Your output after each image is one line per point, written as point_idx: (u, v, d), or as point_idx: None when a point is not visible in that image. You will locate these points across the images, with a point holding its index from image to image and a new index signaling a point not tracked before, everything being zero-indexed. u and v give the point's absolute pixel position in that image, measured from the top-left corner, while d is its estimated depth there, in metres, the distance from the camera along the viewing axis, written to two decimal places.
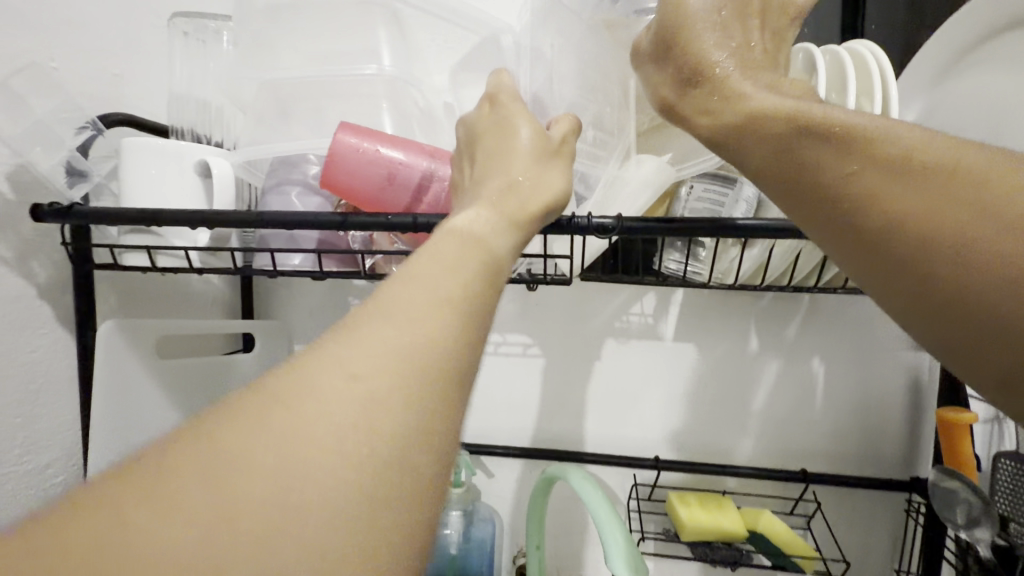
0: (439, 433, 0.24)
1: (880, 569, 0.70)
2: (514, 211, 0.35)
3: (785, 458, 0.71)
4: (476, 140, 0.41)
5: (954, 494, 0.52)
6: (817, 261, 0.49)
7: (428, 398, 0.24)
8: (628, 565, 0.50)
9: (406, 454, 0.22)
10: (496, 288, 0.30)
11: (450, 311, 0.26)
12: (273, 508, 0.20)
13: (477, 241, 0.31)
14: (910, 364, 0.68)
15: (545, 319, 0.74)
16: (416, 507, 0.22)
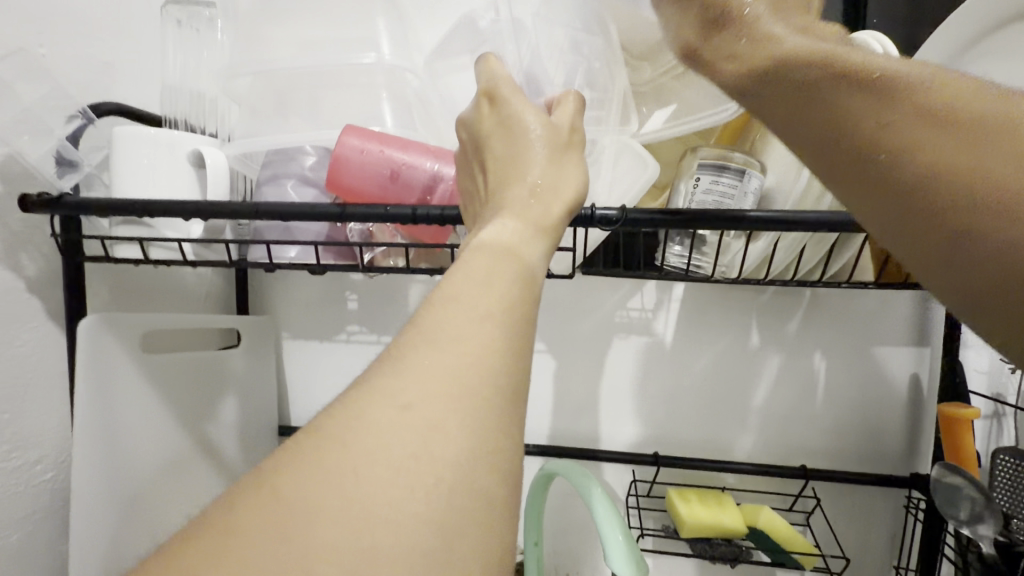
0: (505, 449, 0.25)
1: (880, 565, 0.70)
2: (540, 217, 0.35)
3: (785, 454, 0.71)
4: (482, 132, 0.40)
5: (958, 490, 0.51)
6: (822, 254, 0.48)
7: (483, 420, 0.24)
8: (630, 563, 0.49)
9: (477, 475, 0.23)
10: (534, 297, 0.31)
11: (495, 327, 0.27)
12: (367, 544, 0.21)
13: (508, 250, 0.31)
14: (911, 360, 0.68)
15: (544, 314, 0.73)
16: (495, 522, 0.24)
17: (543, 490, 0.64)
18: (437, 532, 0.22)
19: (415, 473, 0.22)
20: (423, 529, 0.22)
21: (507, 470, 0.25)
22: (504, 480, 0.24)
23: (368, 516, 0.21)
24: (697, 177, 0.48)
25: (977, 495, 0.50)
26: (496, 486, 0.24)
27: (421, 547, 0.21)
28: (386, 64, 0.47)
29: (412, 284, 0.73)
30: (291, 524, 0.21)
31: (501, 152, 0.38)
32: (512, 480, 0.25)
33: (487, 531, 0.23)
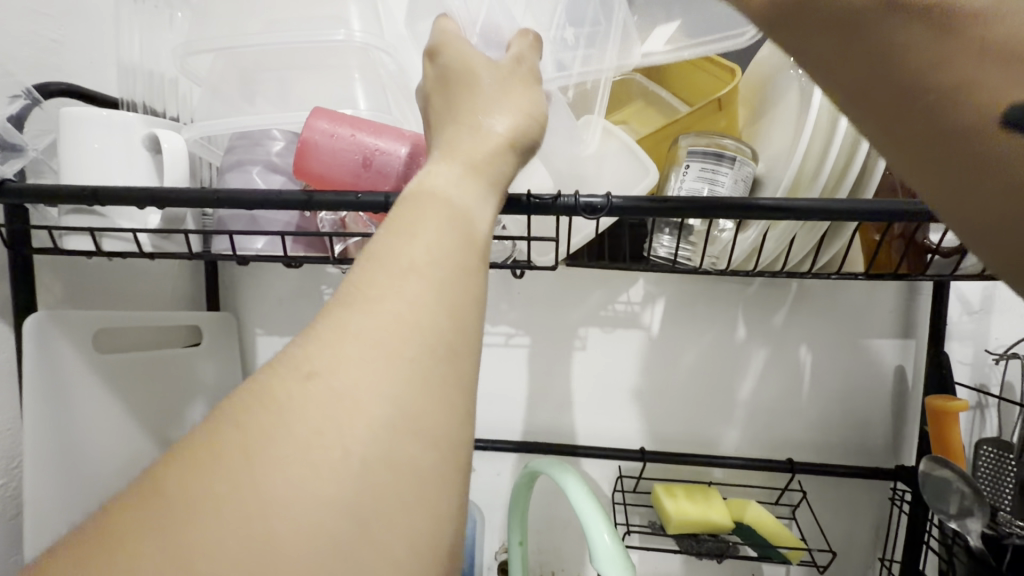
0: (436, 418, 0.22)
1: (864, 558, 0.70)
2: (489, 170, 0.32)
3: (771, 447, 0.70)
4: (436, 89, 0.36)
5: (947, 485, 0.51)
6: (812, 246, 0.47)
7: (404, 382, 0.21)
8: (616, 563, 0.48)
9: (399, 448, 0.21)
10: (479, 250, 0.27)
11: (424, 283, 0.24)
12: (264, 534, 0.18)
13: (444, 199, 0.28)
14: (897, 351, 0.67)
15: (528, 308, 0.71)
16: (429, 500, 0.21)
17: (527, 489, 0.62)
18: (349, 516, 0.19)
19: (322, 448, 0.20)
20: (333, 513, 0.19)
21: (443, 440, 0.22)
22: (438, 454, 0.21)
23: (264, 502, 0.18)
24: (687, 164, 0.46)
25: (965, 487, 0.49)
26: (427, 459, 0.21)
27: (329, 531, 0.19)
28: (357, 42, 0.44)
29: None
30: (178, 519, 0.18)
31: (450, 115, 0.34)
32: (450, 451, 0.22)
33: (416, 510, 0.20)
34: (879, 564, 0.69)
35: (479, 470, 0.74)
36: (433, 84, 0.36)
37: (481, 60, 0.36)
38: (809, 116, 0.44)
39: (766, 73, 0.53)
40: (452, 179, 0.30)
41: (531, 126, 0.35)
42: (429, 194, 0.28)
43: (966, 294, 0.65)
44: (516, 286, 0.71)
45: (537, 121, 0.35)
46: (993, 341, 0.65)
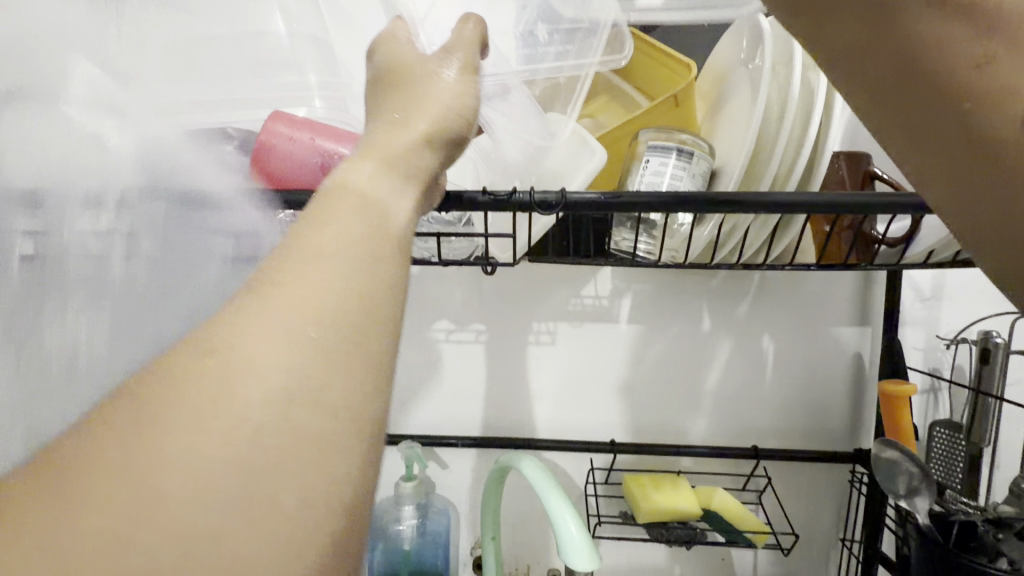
0: (341, 388, 0.22)
1: (827, 539, 0.72)
2: (409, 162, 0.32)
3: (737, 435, 0.72)
4: (381, 85, 0.36)
5: (896, 466, 0.52)
6: (766, 239, 0.48)
7: (307, 355, 0.22)
8: (584, 552, 0.49)
9: (300, 417, 0.20)
10: (396, 233, 0.28)
11: (333, 262, 0.24)
12: (155, 499, 0.18)
13: (364, 188, 0.28)
14: (854, 338, 0.70)
15: (496, 305, 0.72)
16: (335, 465, 0.21)
17: (498, 483, 0.63)
18: (245, 482, 0.19)
19: (217, 418, 0.20)
20: (228, 478, 0.19)
21: (351, 409, 0.22)
22: (343, 423, 0.21)
23: (151, 470, 0.18)
24: (646, 159, 0.47)
25: (913, 467, 0.51)
26: (329, 428, 0.21)
27: (220, 499, 0.19)
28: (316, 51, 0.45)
29: None
30: (67, 492, 0.18)
31: (387, 112, 0.34)
32: (359, 420, 0.22)
33: (318, 476, 0.20)
34: (840, 544, 0.71)
35: (452, 467, 0.74)
36: (382, 80, 0.37)
37: (421, 61, 0.37)
38: (759, 111, 0.45)
39: (722, 69, 0.55)
40: (371, 169, 0.30)
41: (463, 128, 0.36)
42: (345, 184, 0.29)
43: (919, 281, 0.67)
44: (484, 282, 0.72)
45: (468, 120, 0.36)
46: (944, 327, 0.68)
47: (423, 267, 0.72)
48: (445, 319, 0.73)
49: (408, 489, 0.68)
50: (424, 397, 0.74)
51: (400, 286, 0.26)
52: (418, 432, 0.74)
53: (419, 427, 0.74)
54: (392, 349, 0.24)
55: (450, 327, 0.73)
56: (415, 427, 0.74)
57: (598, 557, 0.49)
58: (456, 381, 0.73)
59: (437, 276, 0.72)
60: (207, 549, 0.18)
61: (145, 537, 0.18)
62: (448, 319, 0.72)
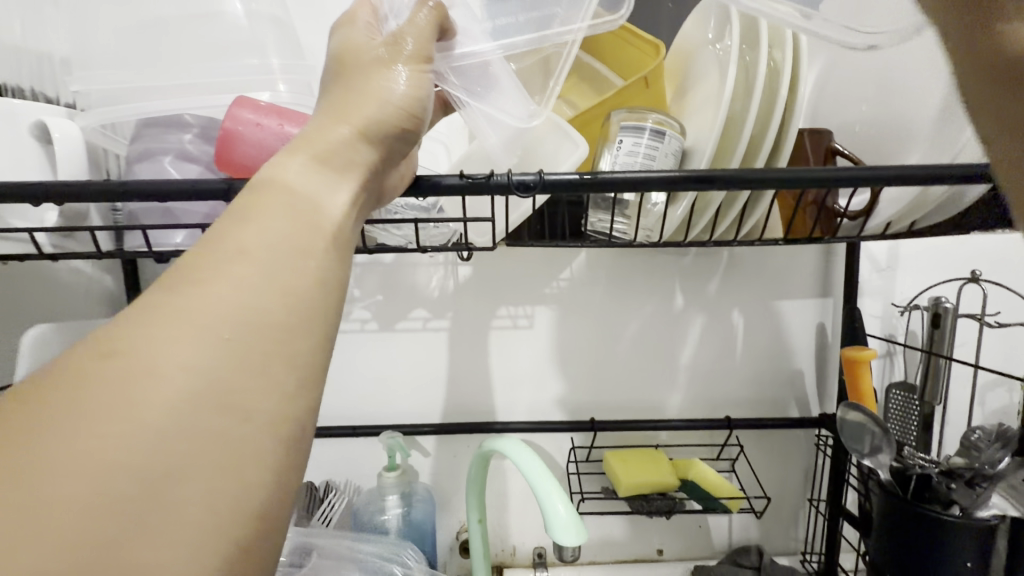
0: (255, 390, 0.23)
1: (796, 499, 0.76)
2: (343, 160, 0.32)
3: (711, 407, 0.75)
4: (336, 76, 0.35)
5: (861, 427, 0.55)
6: (736, 215, 0.49)
7: (220, 357, 0.22)
8: (570, 529, 0.49)
9: (214, 417, 0.21)
10: (326, 237, 0.29)
11: (255, 264, 0.25)
12: (42, 503, 0.18)
13: (289, 191, 0.29)
14: (817, 309, 0.73)
15: (473, 290, 0.72)
16: (250, 465, 0.21)
17: (484, 466, 0.63)
18: (150, 487, 0.19)
19: (119, 416, 0.20)
20: (125, 480, 0.19)
21: (270, 409, 0.23)
22: (256, 426, 0.22)
23: (43, 473, 0.18)
24: (620, 139, 0.47)
25: (876, 427, 0.54)
26: (240, 429, 0.22)
27: (117, 502, 0.18)
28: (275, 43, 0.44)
29: None
30: None
31: (337, 102, 0.33)
32: (276, 420, 0.23)
33: (230, 475, 0.21)
34: (808, 504, 0.75)
35: (434, 454, 0.74)
36: (340, 68, 0.35)
37: (374, 43, 0.35)
38: (726, 90, 0.46)
39: (688, 50, 0.55)
40: (298, 166, 0.30)
41: (408, 122, 0.35)
42: (271, 181, 0.29)
43: (874, 252, 0.71)
44: (461, 268, 0.72)
45: (413, 114, 0.35)
46: (898, 295, 0.72)
47: (398, 255, 0.71)
48: (422, 308, 0.72)
49: (392, 478, 0.69)
50: (404, 386, 0.73)
51: (327, 290, 0.27)
52: (399, 422, 0.74)
53: (400, 416, 0.74)
54: (316, 352, 0.26)
55: (427, 315, 0.72)
56: (396, 416, 0.74)
57: (585, 532, 0.49)
58: (436, 368, 0.73)
59: (413, 264, 0.71)
60: (103, 553, 0.18)
61: (30, 543, 0.17)
62: (426, 307, 0.72)
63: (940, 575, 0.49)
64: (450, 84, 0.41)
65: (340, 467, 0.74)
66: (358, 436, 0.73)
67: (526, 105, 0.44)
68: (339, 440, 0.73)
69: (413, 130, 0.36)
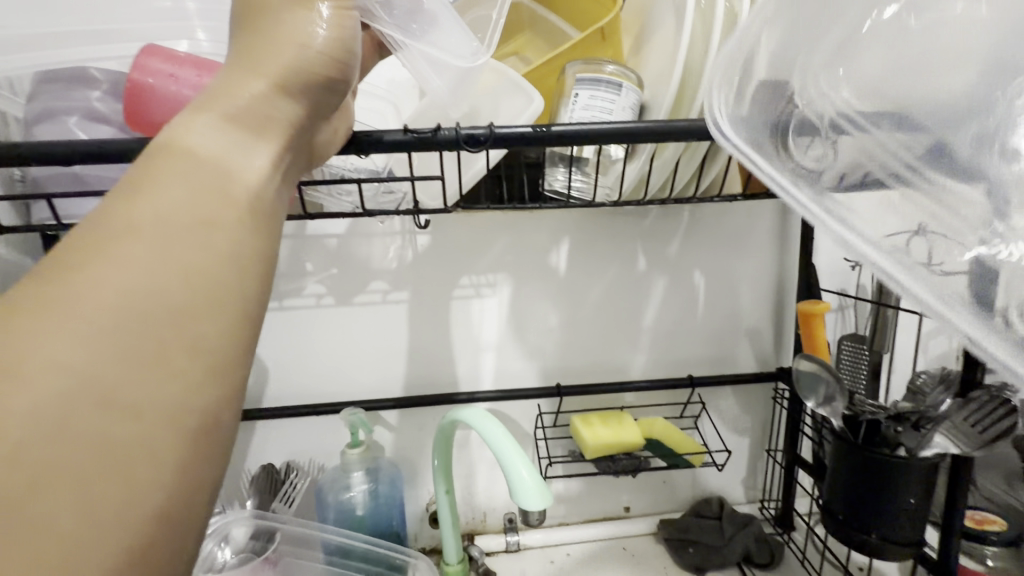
0: (148, 384, 0.21)
1: (755, 451, 0.79)
2: (259, 118, 0.29)
3: (674, 367, 0.76)
4: (250, 20, 0.31)
5: (817, 377, 0.57)
6: (695, 169, 0.48)
7: (102, 352, 0.21)
8: (534, 493, 0.48)
9: (93, 416, 0.20)
10: (236, 206, 0.27)
11: (144, 242, 0.23)
12: None
13: (191, 157, 0.26)
14: (774, 267, 0.75)
15: (434, 260, 0.70)
16: (142, 465, 0.21)
17: (450, 436, 0.62)
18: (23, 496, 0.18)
19: None
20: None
21: (165, 402, 0.22)
22: (150, 422, 0.21)
23: None
24: (576, 92, 0.45)
25: (829, 377, 0.55)
26: (131, 426, 0.21)
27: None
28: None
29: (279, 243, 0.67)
30: None
31: (251, 52, 0.30)
32: (173, 414, 0.22)
33: (118, 478, 0.20)
34: (766, 454, 0.78)
35: (400, 428, 0.73)
36: (252, 11, 0.31)
37: None
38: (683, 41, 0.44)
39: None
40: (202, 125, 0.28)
41: (331, 70, 0.31)
42: (166, 143, 0.26)
43: None
44: (419, 237, 0.69)
45: (339, 63, 0.31)
46: None
47: (351, 224, 0.68)
48: (381, 280, 0.69)
49: (356, 455, 0.66)
50: (365, 361, 0.71)
51: (238, 267, 0.25)
52: (361, 398, 0.72)
53: (363, 392, 0.72)
54: (223, 335, 0.24)
55: (386, 287, 0.70)
56: (360, 392, 0.71)
57: (550, 496, 0.49)
58: (398, 340, 0.71)
59: (368, 234, 0.68)
60: None
61: None
62: (384, 279, 0.69)
63: (883, 512, 0.52)
64: (379, 22, 0.38)
65: (302, 447, 0.72)
66: (319, 414, 0.71)
67: (468, 45, 0.40)
68: (299, 420, 0.71)
69: (338, 82, 0.32)
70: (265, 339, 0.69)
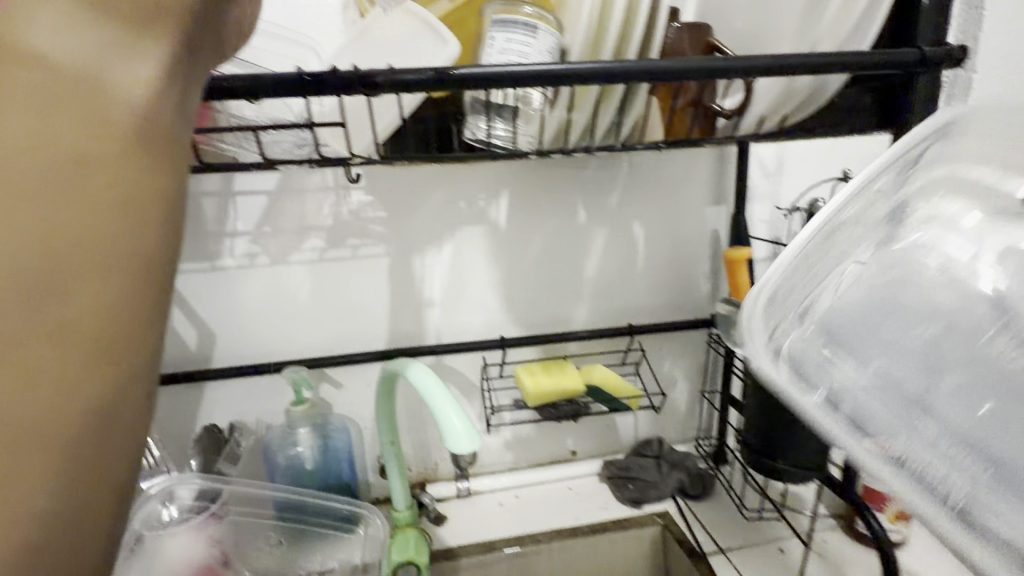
0: (71, 306, 0.26)
1: (692, 393, 0.83)
2: (137, 21, 0.29)
3: (615, 316, 0.78)
4: None
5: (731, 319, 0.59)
6: (612, 117, 0.48)
7: (16, 279, 0.25)
8: (464, 440, 0.50)
9: (6, 326, 0.25)
10: (123, 133, 0.28)
11: (39, 175, 0.26)
12: None
13: (65, 73, 0.27)
14: (711, 217, 0.76)
15: (371, 215, 0.68)
16: (74, 369, 0.26)
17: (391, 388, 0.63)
18: None
19: None
20: None
21: (88, 318, 0.27)
22: (76, 340, 0.26)
23: None
24: (493, 35, 0.44)
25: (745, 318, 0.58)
26: (57, 346, 0.26)
27: None
28: None
29: (202, 200, 0.64)
30: None
31: None
32: (96, 333, 0.27)
33: (58, 387, 0.25)
34: (702, 397, 0.82)
35: (346, 385, 0.73)
36: None
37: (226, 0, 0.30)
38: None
39: None
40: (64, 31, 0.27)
41: None
42: (29, 51, 0.26)
43: (762, 158, 0.74)
44: (354, 192, 0.67)
45: None
46: (783, 199, 0.76)
47: (281, 179, 0.65)
48: (316, 237, 0.68)
49: (299, 411, 0.67)
50: (307, 319, 0.70)
51: (143, 196, 0.29)
52: (306, 355, 0.71)
53: (307, 350, 0.71)
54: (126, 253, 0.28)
55: (322, 245, 0.68)
56: (303, 350, 0.71)
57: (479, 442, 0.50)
58: (339, 297, 0.70)
59: (301, 190, 0.66)
60: None
61: None
62: (320, 236, 0.68)
63: (789, 440, 0.56)
64: None
65: (245, 408, 0.71)
66: (260, 374, 0.70)
67: None
68: (241, 381, 0.70)
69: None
70: (198, 300, 0.67)
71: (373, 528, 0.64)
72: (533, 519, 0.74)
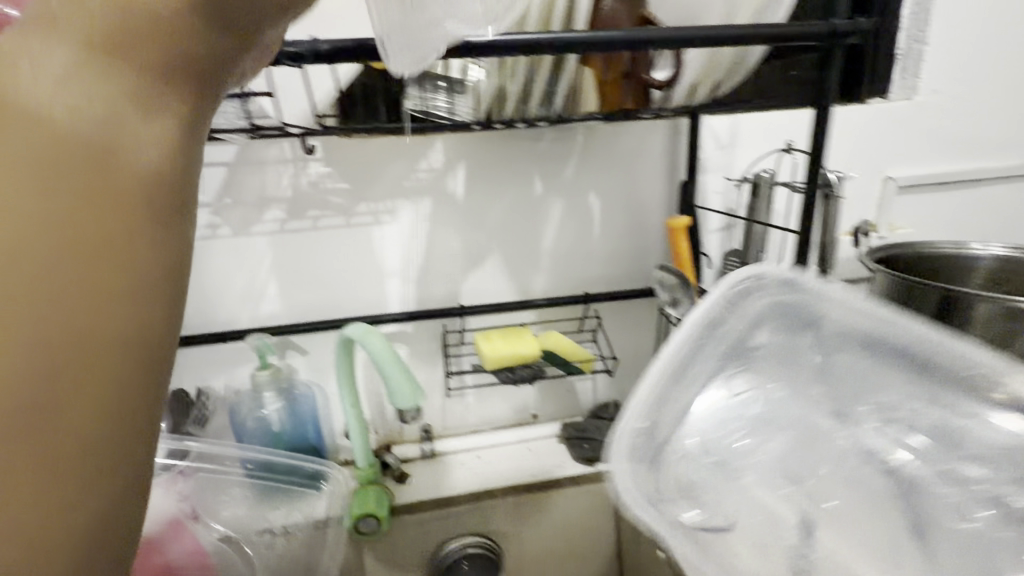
0: (76, 331, 0.18)
1: (648, 359, 0.86)
2: None
3: (573, 285, 0.80)
4: None
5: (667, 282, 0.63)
6: (546, 82, 0.50)
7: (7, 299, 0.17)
8: (406, 393, 0.53)
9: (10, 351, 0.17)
10: (149, 66, 0.20)
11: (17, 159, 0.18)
12: None
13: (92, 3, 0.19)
14: (666, 187, 0.78)
15: (329, 186, 0.70)
16: (61, 421, 0.18)
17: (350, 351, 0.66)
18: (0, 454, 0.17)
19: None
20: None
21: (82, 353, 0.19)
22: (79, 381, 0.18)
23: None
24: None
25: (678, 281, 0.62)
26: (40, 393, 0.18)
27: None
28: None
29: None
30: None
31: None
32: (102, 368, 0.19)
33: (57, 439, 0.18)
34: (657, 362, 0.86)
35: (311, 351, 0.76)
36: None
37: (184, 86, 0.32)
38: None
39: None
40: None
41: None
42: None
43: (714, 129, 0.75)
44: (312, 164, 0.69)
45: None
46: (736, 169, 0.78)
47: (238, 150, 0.66)
48: (277, 208, 0.69)
49: (264, 376, 0.70)
50: (271, 288, 0.72)
51: (141, 175, 0.20)
52: (270, 323, 0.74)
53: (271, 318, 0.74)
54: (144, 191, 0.20)
55: (283, 216, 0.70)
56: (268, 318, 0.73)
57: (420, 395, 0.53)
58: (301, 266, 0.72)
59: (259, 161, 0.67)
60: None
61: None
62: (280, 207, 0.69)
63: None
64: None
65: (214, 373, 0.74)
66: (226, 341, 0.73)
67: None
68: (208, 347, 0.72)
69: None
70: None
71: (336, 483, 0.69)
72: (491, 476, 0.77)
